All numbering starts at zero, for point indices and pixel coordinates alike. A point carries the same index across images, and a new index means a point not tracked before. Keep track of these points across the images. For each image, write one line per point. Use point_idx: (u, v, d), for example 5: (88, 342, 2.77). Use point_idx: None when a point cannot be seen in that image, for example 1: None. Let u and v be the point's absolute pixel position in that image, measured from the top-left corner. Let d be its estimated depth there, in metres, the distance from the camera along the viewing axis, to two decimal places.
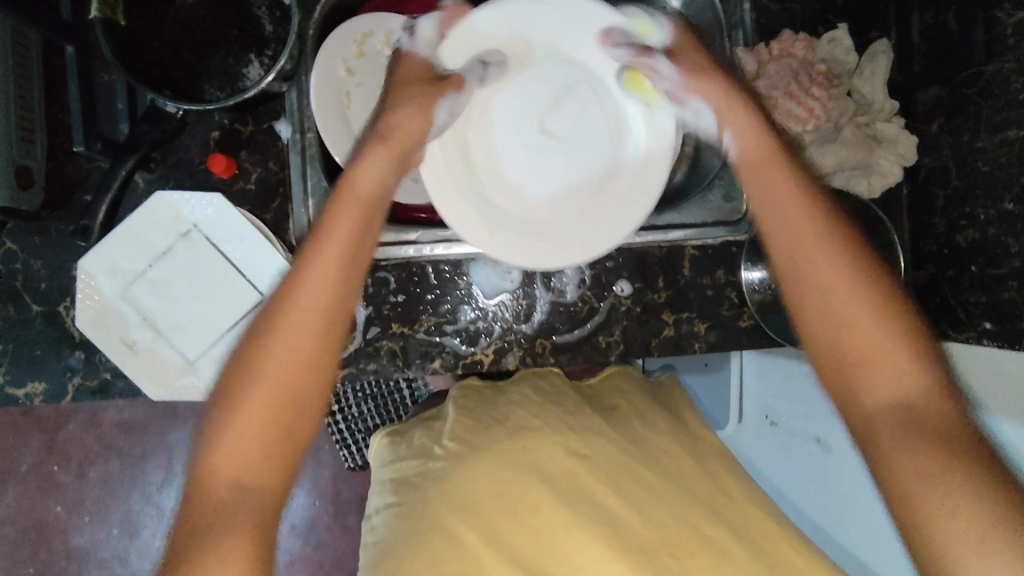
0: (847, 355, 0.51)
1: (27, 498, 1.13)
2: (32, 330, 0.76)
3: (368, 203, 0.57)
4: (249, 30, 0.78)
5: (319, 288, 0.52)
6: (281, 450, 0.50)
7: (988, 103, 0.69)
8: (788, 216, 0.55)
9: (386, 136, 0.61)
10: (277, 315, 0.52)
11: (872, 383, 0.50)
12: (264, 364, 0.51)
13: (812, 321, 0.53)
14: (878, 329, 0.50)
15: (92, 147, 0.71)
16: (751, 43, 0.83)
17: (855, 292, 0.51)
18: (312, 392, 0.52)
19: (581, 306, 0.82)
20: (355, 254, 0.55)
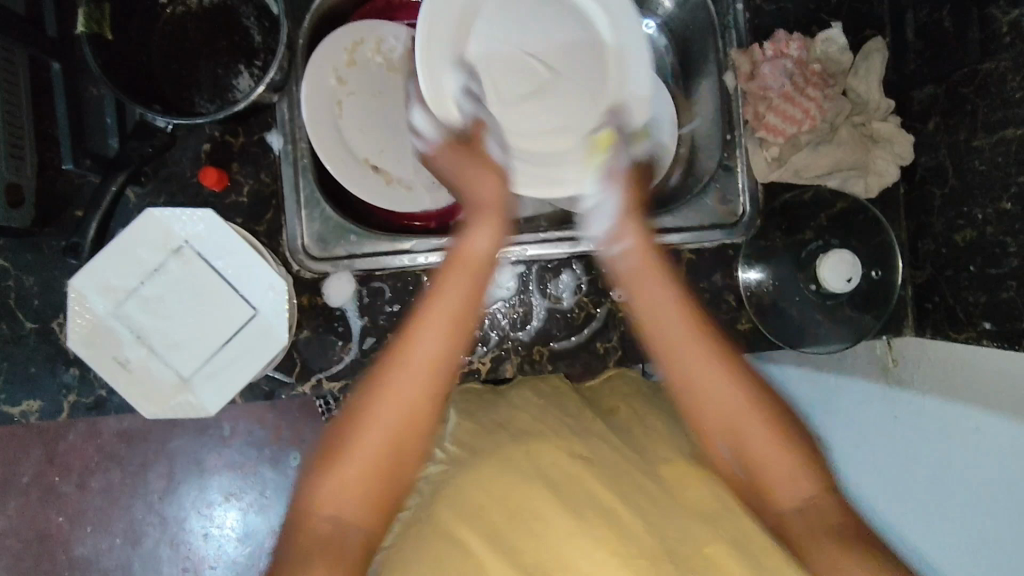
0: (729, 429, 0.62)
1: (29, 510, 1.13)
2: (27, 347, 0.75)
3: (484, 268, 0.63)
4: (238, 40, 0.78)
5: (423, 372, 0.57)
6: (391, 485, 0.56)
7: (984, 102, 0.69)
8: (703, 403, 0.63)
9: (483, 207, 0.67)
10: (365, 437, 0.56)
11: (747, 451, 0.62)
12: (357, 462, 0.55)
13: (683, 393, 0.64)
14: (714, 368, 0.63)
15: (82, 164, 0.72)
16: (744, 44, 0.83)
17: (720, 382, 0.63)
18: (415, 448, 0.57)
19: (578, 312, 0.82)
20: (452, 338, 0.59)
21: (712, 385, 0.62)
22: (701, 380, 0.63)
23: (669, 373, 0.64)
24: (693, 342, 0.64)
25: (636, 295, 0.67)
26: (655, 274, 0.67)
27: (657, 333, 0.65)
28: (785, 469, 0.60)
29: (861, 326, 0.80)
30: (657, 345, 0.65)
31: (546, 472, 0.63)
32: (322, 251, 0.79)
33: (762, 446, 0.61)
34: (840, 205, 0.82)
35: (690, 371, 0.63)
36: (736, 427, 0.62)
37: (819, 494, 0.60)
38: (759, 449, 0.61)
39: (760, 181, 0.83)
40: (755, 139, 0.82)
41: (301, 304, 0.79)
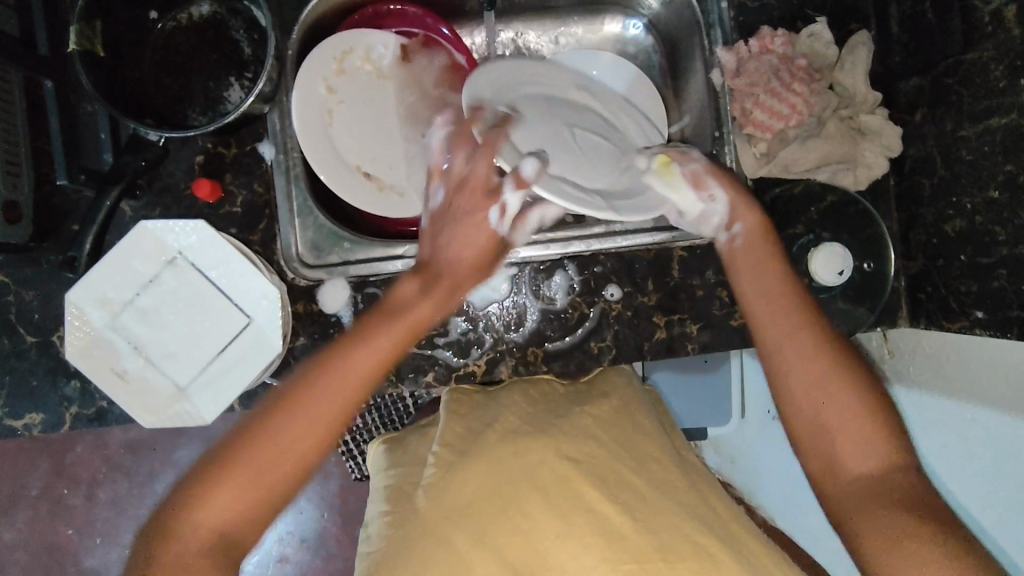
0: (821, 426, 0.57)
1: (38, 522, 1.14)
2: (28, 360, 0.76)
3: (413, 331, 0.60)
4: (228, 53, 0.79)
5: (328, 405, 0.55)
6: (260, 515, 0.54)
7: (969, 92, 0.69)
8: (794, 385, 0.58)
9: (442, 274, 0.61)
10: (257, 450, 0.54)
11: (847, 460, 0.56)
12: (244, 474, 0.53)
13: (781, 380, 0.59)
14: (811, 354, 0.58)
15: (76, 180, 0.73)
16: (730, 41, 0.83)
17: (817, 373, 0.58)
18: (293, 479, 0.55)
19: (572, 312, 0.82)
20: (395, 347, 0.59)
21: (818, 357, 0.58)
22: (800, 364, 0.58)
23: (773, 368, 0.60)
24: (798, 333, 0.59)
25: (744, 280, 0.64)
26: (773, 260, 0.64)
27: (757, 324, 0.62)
28: (879, 459, 0.56)
29: (854, 319, 0.80)
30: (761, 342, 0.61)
31: (535, 474, 0.64)
32: (316, 259, 0.81)
33: (863, 453, 0.56)
34: (830, 198, 0.82)
35: (792, 367, 0.59)
36: (826, 422, 0.57)
37: (893, 469, 0.55)
38: (860, 454, 0.56)
39: (750, 177, 0.82)
40: (744, 135, 0.82)
41: (297, 312, 0.79)
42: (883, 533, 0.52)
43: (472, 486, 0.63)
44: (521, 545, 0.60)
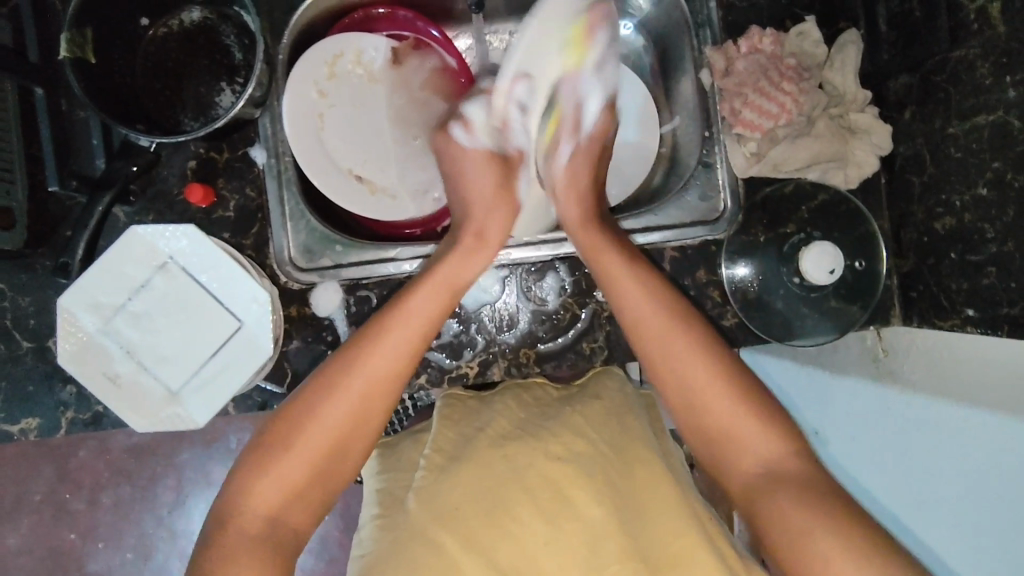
0: (716, 440, 0.60)
1: (40, 528, 1.15)
2: (25, 366, 0.77)
3: (459, 294, 0.69)
4: (219, 59, 0.80)
5: (398, 361, 0.62)
6: (341, 466, 0.60)
7: (957, 90, 0.69)
8: (688, 383, 0.62)
9: (485, 236, 0.73)
10: (345, 394, 0.60)
11: (740, 459, 0.60)
12: (336, 415, 0.59)
13: (672, 391, 0.63)
14: (689, 351, 0.63)
15: (67, 185, 0.74)
16: (719, 41, 0.83)
17: (706, 372, 0.61)
18: (376, 422, 0.61)
19: (564, 314, 0.82)
20: (433, 326, 0.65)
21: (686, 364, 0.62)
22: (692, 372, 0.62)
23: (660, 377, 0.63)
24: (683, 339, 0.63)
25: (615, 285, 0.68)
26: (631, 270, 0.68)
27: (647, 341, 0.65)
28: (768, 456, 0.59)
29: (847, 317, 0.81)
30: (644, 346, 0.65)
31: (524, 475, 0.64)
32: (308, 262, 0.80)
33: (754, 452, 0.59)
34: (820, 197, 0.82)
35: (687, 374, 0.62)
36: (711, 429, 0.61)
37: (788, 458, 0.58)
38: (752, 453, 0.59)
39: (741, 177, 0.83)
40: (733, 135, 0.82)
41: (290, 315, 0.80)
42: (802, 524, 0.53)
43: (460, 490, 0.64)
44: (511, 549, 0.61)
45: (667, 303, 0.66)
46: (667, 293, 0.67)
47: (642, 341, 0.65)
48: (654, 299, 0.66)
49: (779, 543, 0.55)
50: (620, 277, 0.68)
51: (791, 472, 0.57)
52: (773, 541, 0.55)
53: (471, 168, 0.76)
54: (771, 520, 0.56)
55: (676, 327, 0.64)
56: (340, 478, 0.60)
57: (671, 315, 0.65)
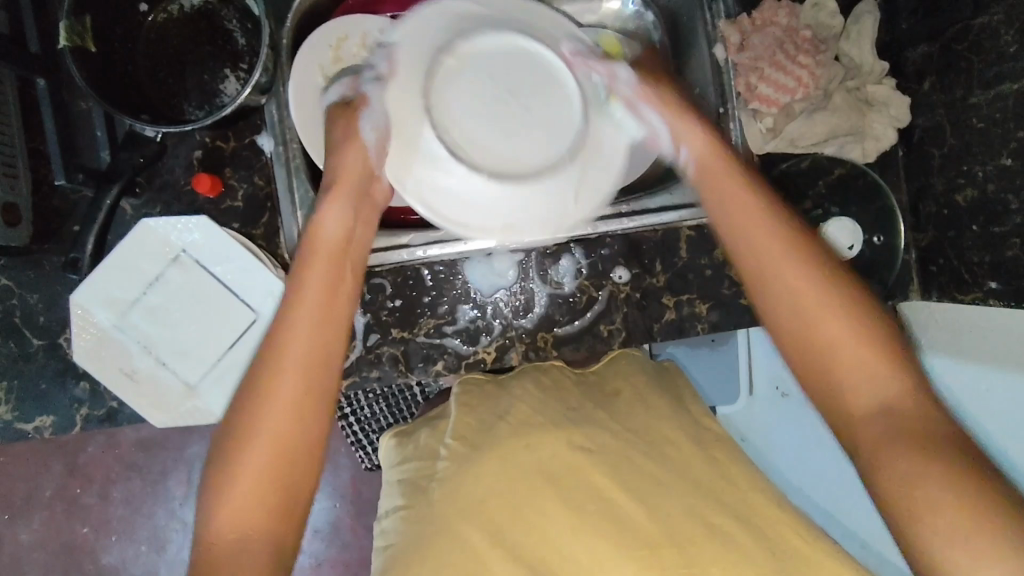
0: (808, 339, 0.49)
1: (55, 523, 1.15)
2: (36, 363, 0.76)
3: (341, 246, 0.56)
4: (222, 44, 0.78)
5: (311, 347, 0.50)
6: (303, 483, 0.49)
7: (980, 58, 0.67)
8: (798, 327, 0.49)
9: (335, 181, 0.59)
10: (256, 415, 0.49)
11: (845, 374, 0.48)
12: (259, 441, 0.48)
13: (792, 328, 0.50)
14: (847, 311, 0.49)
15: (74, 178, 0.72)
16: (733, 14, 0.82)
17: (851, 320, 0.48)
18: (314, 422, 0.50)
19: (580, 296, 0.82)
20: (325, 291, 0.52)
21: (799, 278, 0.50)
22: (844, 339, 0.48)
23: (835, 380, 0.48)
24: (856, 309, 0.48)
25: (709, 206, 0.56)
26: (775, 232, 0.52)
27: (805, 314, 0.49)
28: (885, 390, 0.47)
29: (866, 292, 0.79)
30: (776, 295, 0.51)
31: (550, 462, 0.64)
32: None
33: (855, 375, 0.48)
34: (838, 171, 0.81)
35: (846, 354, 0.48)
36: (829, 345, 0.48)
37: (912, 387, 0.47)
38: (853, 378, 0.48)
39: (759, 154, 0.81)
40: (749, 110, 0.80)
41: None
42: (932, 498, 0.43)
43: (487, 478, 0.63)
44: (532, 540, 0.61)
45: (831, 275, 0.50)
46: (812, 248, 0.51)
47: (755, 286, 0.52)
48: (811, 283, 0.50)
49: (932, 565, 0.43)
50: (724, 185, 0.56)
51: (921, 411, 0.46)
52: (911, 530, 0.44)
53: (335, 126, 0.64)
54: (884, 463, 0.45)
55: (828, 284, 0.50)
56: (305, 490, 0.50)
57: (818, 254, 0.51)
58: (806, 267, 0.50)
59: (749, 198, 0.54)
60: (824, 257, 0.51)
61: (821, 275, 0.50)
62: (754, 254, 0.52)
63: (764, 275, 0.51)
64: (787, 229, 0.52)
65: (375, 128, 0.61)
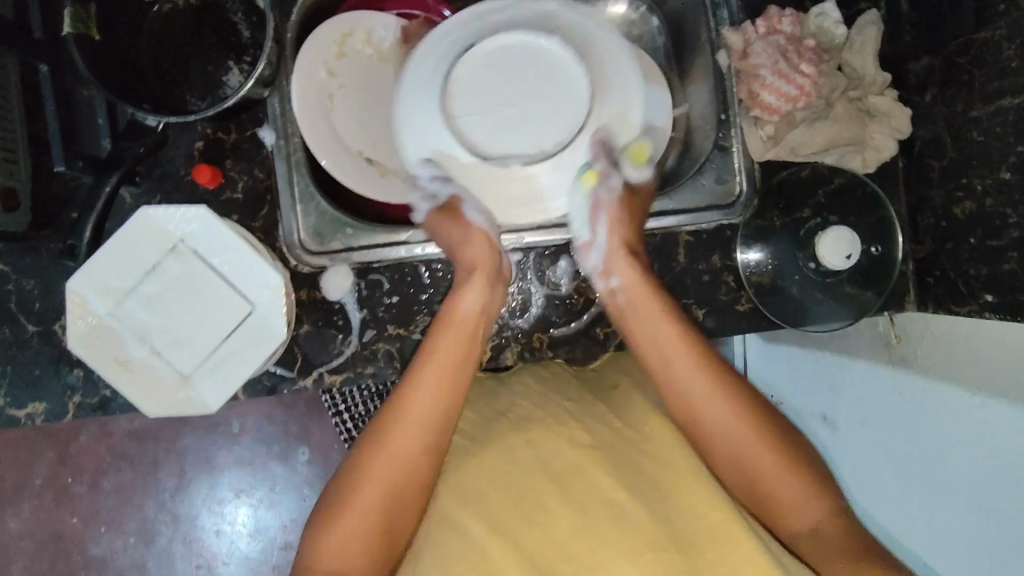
0: (752, 472, 0.63)
1: (43, 512, 1.14)
2: (30, 350, 0.76)
3: (475, 325, 0.69)
4: (226, 36, 0.78)
5: (434, 402, 0.63)
6: (404, 517, 0.61)
7: (982, 72, 0.68)
8: (724, 449, 0.64)
9: (473, 266, 0.72)
10: (374, 469, 0.60)
11: (788, 521, 0.61)
12: (379, 470, 0.60)
13: (694, 396, 0.65)
14: (716, 399, 0.65)
15: (74, 166, 0.72)
16: (737, 22, 0.82)
17: (765, 441, 0.63)
18: (432, 465, 0.62)
19: (576, 299, 0.81)
20: (438, 413, 0.63)
21: (719, 432, 0.64)
22: (727, 451, 0.64)
23: (787, 533, 0.61)
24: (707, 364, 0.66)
25: (637, 334, 0.70)
26: (661, 322, 0.69)
27: (674, 383, 0.66)
28: (814, 521, 0.60)
29: (861, 303, 0.80)
30: (673, 394, 0.67)
31: (548, 462, 0.65)
32: (319, 246, 0.79)
33: (789, 499, 0.61)
34: (838, 180, 0.81)
35: (716, 417, 0.64)
36: (753, 476, 0.63)
37: (827, 522, 0.59)
38: (796, 517, 0.60)
39: (756, 161, 0.82)
40: (751, 118, 0.81)
41: (300, 299, 0.79)
42: (826, 543, 0.57)
43: (486, 471, 0.65)
44: (532, 532, 0.60)
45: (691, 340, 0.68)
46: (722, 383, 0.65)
47: (700, 429, 0.65)
48: (679, 341, 0.67)
49: (809, 559, 0.58)
50: (639, 315, 0.70)
51: (830, 532, 0.58)
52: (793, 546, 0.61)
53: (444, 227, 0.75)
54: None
55: (751, 429, 0.63)
56: (403, 527, 0.61)
57: (734, 385, 0.66)
58: (728, 411, 0.64)
59: (684, 349, 0.67)
60: (736, 388, 0.65)
61: (733, 409, 0.64)
62: (677, 398, 0.66)
63: (699, 432, 0.65)
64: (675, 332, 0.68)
65: (479, 211, 0.74)
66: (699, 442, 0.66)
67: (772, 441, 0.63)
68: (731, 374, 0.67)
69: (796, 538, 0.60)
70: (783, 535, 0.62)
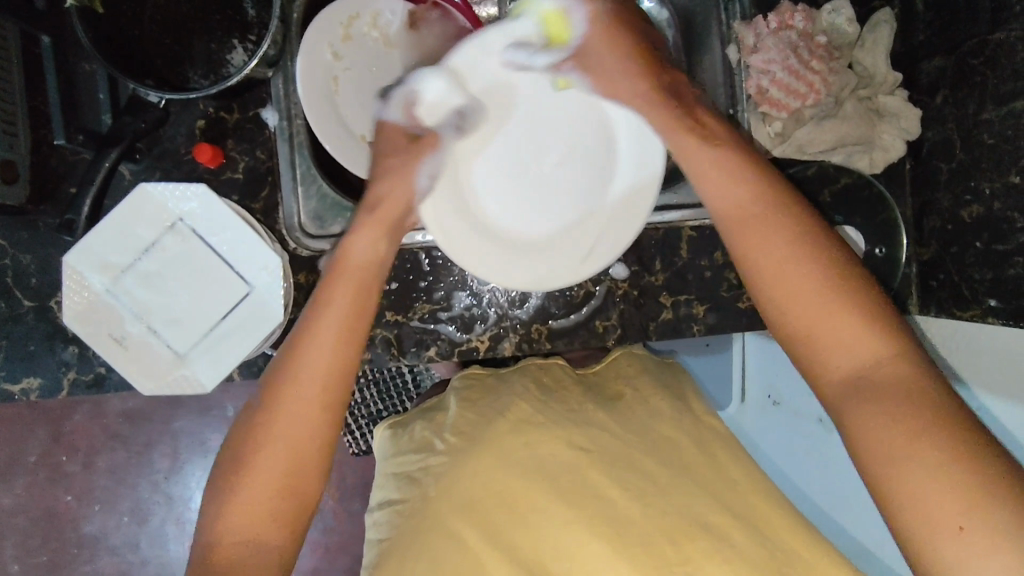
0: (805, 338, 0.53)
1: (35, 489, 1.14)
2: (25, 325, 0.75)
3: (371, 271, 0.62)
4: (231, 14, 0.77)
5: (327, 358, 0.57)
6: (310, 478, 0.55)
7: (995, 74, 0.66)
8: (784, 287, 0.54)
9: (376, 210, 0.66)
10: (265, 436, 0.54)
11: (832, 364, 0.52)
12: (276, 433, 0.55)
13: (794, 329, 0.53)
14: (799, 260, 0.54)
15: (74, 139, 0.72)
16: (748, 16, 0.81)
17: (856, 327, 0.51)
18: (332, 424, 0.56)
19: (577, 291, 0.81)
20: (323, 373, 0.56)
21: (801, 286, 0.53)
22: (828, 338, 0.52)
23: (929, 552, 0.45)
24: (814, 257, 0.54)
25: (746, 251, 0.57)
26: (799, 257, 0.54)
27: (784, 298, 0.54)
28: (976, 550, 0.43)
29: None
30: (760, 284, 0.56)
31: (544, 466, 0.66)
32: (319, 229, 0.79)
33: (889, 394, 0.48)
34: (844, 180, 0.80)
35: (837, 329, 0.51)
36: (860, 386, 0.50)
37: (948, 459, 0.45)
38: (947, 498, 0.44)
39: (763, 158, 0.82)
40: (759, 114, 0.81)
41: (299, 282, 0.78)
42: (914, 477, 0.46)
43: (482, 474, 0.65)
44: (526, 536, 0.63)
45: (841, 274, 0.53)
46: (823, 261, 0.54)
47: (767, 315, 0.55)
48: (815, 282, 0.53)
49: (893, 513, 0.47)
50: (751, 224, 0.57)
51: (904, 376, 0.49)
52: (902, 512, 0.46)
53: (392, 159, 0.69)
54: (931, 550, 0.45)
55: (836, 293, 0.52)
56: (314, 491, 0.56)
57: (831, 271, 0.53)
58: (812, 276, 0.53)
59: (801, 258, 0.54)
60: (830, 242, 0.55)
61: (824, 283, 0.52)
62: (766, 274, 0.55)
63: (772, 286, 0.55)
64: (741, 196, 0.59)
65: (430, 176, 0.69)
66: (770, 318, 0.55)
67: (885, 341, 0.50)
68: (816, 224, 0.56)
69: (903, 513, 0.46)
70: (846, 422, 0.50)
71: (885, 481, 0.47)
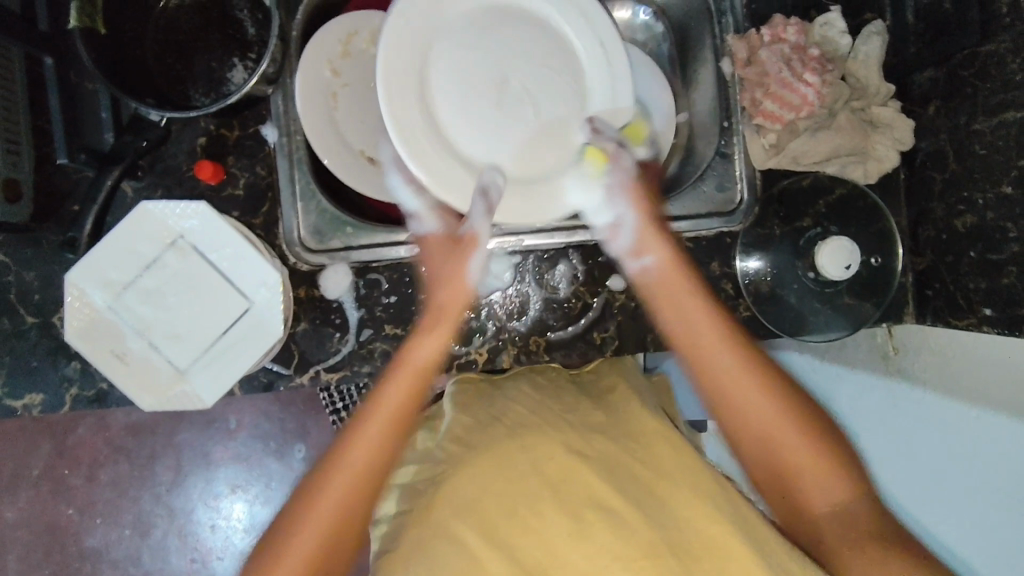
0: (781, 467, 0.61)
1: (40, 503, 1.15)
2: (28, 340, 0.76)
3: (424, 378, 0.63)
4: (231, 33, 0.79)
5: (371, 458, 0.60)
6: (337, 563, 0.58)
7: (985, 85, 0.67)
8: (736, 408, 0.62)
9: (438, 308, 0.67)
10: (308, 514, 0.58)
11: (812, 497, 0.60)
12: (317, 514, 0.58)
13: (752, 445, 0.62)
14: (744, 367, 0.62)
15: (76, 159, 0.72)
16: (742, 29, 0.83)
17: (784, 413, 0.61)
18: (356, 524, 0.59)
19: (574, 303, 0.81)
20: (379, 463, 0.60)
21: (749, 402, 0.61)
22: (757, 421, 0.61)
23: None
24: (768, 384, 0.62)
25: (704, 372, 0.63)
26: (727, 348, 0.63)
27: (736, 419, 0.62)
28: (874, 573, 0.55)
29: (860, 314, 0.79)
30: (730, 411, 0.62)
31: (544, 471, 0.65)
32: (318, 244, 0.80)
33: (824, 485, 0.60)
34: (839, 190, 0.81)
35: (788, 453, 0.60)
36: (786, 472, 0.61)
37: (849, 492, 0.59)
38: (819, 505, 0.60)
39: (758, 169, 0.83)
40: (753, 126, 0.82)
41: (299, 296, 0.79)
42: (849, 540, 0.58)
43: (484, 482, 0.65)
44: (530, 544, 0.61)
45: (766, 368, 0.63)
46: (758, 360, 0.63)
47: (719, 408, 0.63)
48: (744, 376, 0.62)
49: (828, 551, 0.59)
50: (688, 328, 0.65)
51: (851, 512, 0.59)
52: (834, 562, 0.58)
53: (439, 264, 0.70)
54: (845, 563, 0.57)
55: (782, 408, 0.61)
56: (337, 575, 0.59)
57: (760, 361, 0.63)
58: (765, 404, 0.61)
59: (748, 384, 0.62)
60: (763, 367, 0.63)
61: (767, 397, 0.61)
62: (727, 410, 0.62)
63: (726, 397, 0.62)
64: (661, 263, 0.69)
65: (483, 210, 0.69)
66: (726, 428, 0.63)
67: (811, 431, 0.61)
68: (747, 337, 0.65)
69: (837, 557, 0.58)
70: (808, 525, 0.61)
71: (826, 543, 0.59)
